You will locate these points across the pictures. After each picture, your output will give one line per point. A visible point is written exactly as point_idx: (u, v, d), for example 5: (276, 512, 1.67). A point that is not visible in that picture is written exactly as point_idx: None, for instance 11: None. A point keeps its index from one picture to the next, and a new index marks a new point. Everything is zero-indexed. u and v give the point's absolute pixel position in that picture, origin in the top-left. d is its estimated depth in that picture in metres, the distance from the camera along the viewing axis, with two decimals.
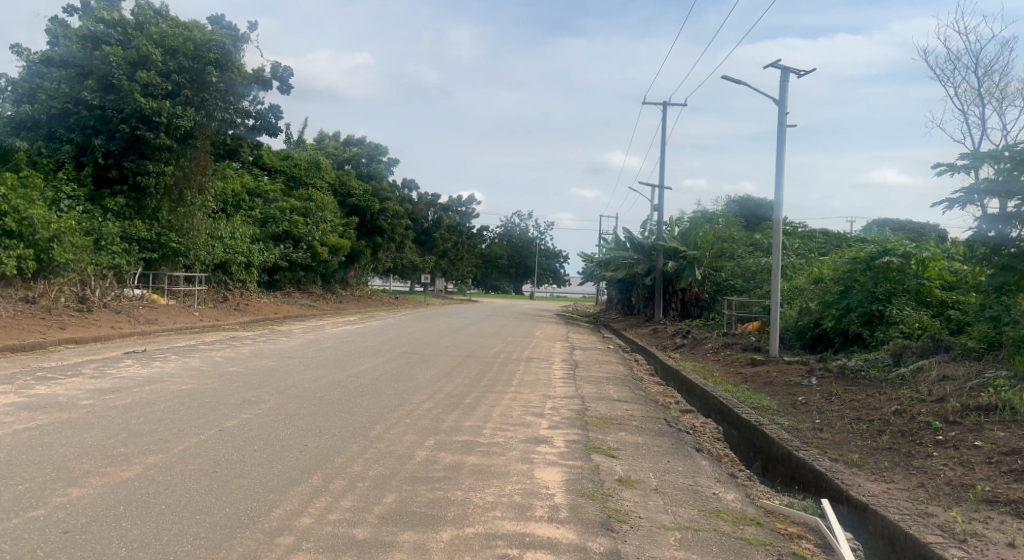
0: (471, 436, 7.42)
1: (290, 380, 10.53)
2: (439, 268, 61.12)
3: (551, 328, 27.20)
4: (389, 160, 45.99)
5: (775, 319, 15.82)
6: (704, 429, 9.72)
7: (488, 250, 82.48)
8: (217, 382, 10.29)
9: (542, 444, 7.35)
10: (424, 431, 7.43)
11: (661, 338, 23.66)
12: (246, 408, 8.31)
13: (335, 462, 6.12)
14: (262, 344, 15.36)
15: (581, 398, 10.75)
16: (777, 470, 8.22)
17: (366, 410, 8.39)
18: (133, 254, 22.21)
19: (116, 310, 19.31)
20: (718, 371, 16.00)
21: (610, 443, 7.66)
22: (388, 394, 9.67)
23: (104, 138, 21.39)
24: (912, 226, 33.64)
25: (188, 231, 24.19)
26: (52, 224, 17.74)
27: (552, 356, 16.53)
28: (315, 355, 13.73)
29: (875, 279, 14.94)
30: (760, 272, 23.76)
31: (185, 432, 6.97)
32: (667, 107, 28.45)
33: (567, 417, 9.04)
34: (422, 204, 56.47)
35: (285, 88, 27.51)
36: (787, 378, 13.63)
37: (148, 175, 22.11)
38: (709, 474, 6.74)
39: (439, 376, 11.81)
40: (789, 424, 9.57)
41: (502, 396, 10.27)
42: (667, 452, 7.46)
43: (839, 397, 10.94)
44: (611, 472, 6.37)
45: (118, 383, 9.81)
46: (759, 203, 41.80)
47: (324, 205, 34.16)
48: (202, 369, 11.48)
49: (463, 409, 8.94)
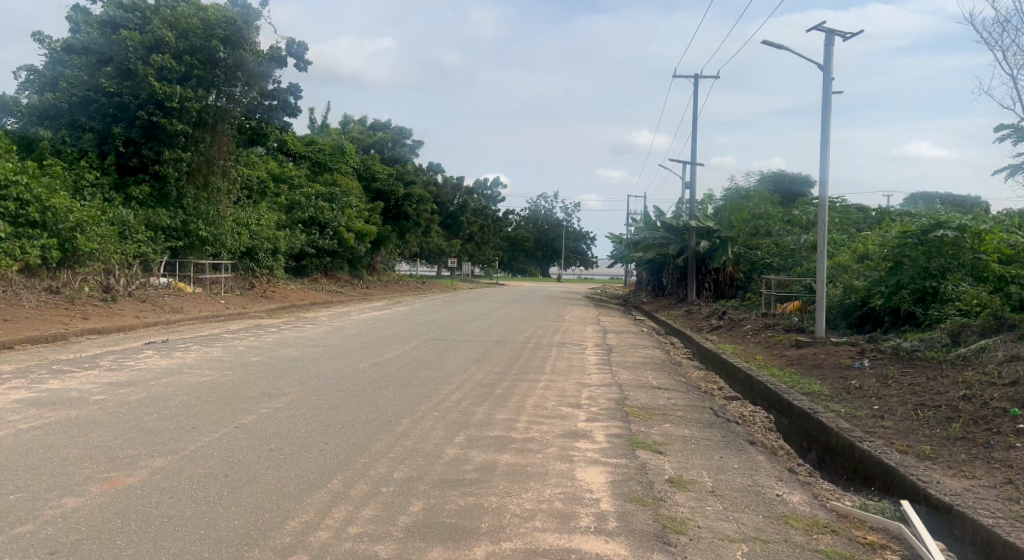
0: (504, 431, 6.86)
1: (313, 370, 10.01)
2: (466, 252, 60.54)
3: (582, 311, 26.52)
4: (414, 142, 45.44)
5: (819, 299, 15.17)
6: (753, 418, 9.17)
7: (515, 233, 81.79)
8: (237, 373, 9.81)
9: (581, 439, 6.79)
10: (453, 427, 6.90)
11: (695, 320, 22.91)
12: (265, 402, 7.80)
13: (357, 463, 5.58)
14: (287, 332, 14.88)
15: (619, 386, 10.14)
16: (837, 462, 7.75)
17: (392, 404, 7.85)
18: (159, 242, 21.92)
19: (142, 299, 18.91)
20: (760, 354, 15.33)
21: (655, 437, 7.09)
22: (415, 384, 9.11)
23: (124, 126, 21.09)
24: (953, 198, 32.55)
25: (214, 219, 23.86)
26: (73, 214, 17.41)
27: (585, 341, 15.91)
28: (339, 344, 13.21)
29: (928, 255, 14.26)
30: (800, 250, 22.95)
31: (198, 430, 6.47)
32: (698, 80, 27.54)
33: (605, 408, 8.45)
34: (448, 188, 55.91)
35: (302, 66, 27.09)
36: (836, 359, 13.11)
37: (168, 163, 21.79)
38: (767, 472, 6.16)
39: (468, 364, 11.25)
40: (846, 412, 9.15)
41: (536, 384, 9.69)
42: (718, 448, 6.89)
43: (896, 380, 10.44)
44: (661, 471, 5.83)
45: (134, 375, 9.34)
46: (793, 178, 40.74)
47: (349, 189, 33.73)
48: (223, 359, 10.99)
49: (493, 400, 8.37)
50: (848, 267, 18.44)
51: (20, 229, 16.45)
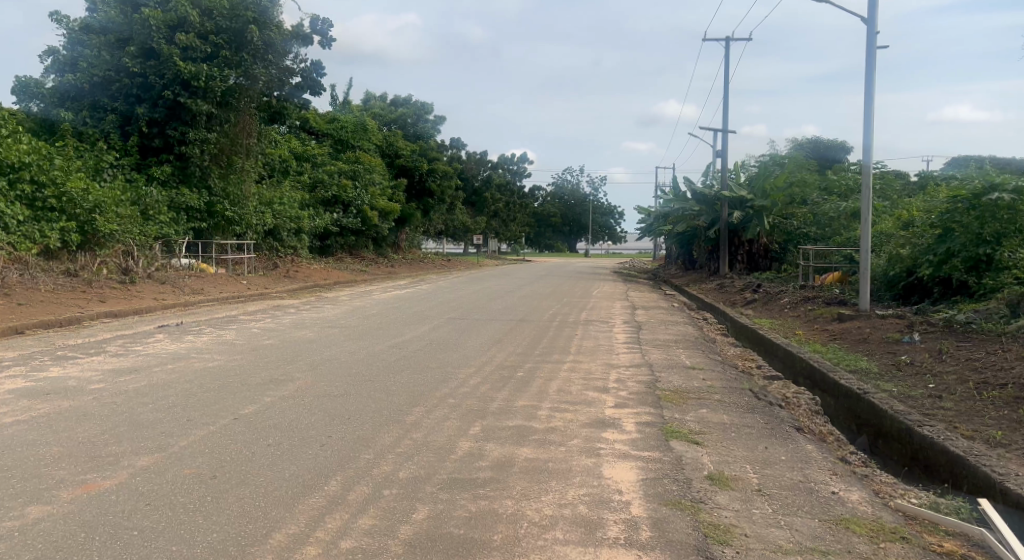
0: (523, 420, 6.31)
1: (326, 353, 9.45)
2: (492, 229, 59.78)
3: (610, 287, 25.76)
4: (436, 118, 44.78)
5: (865, 268, 14.45)
6: (796, 399, 8.60)
7: (541, 209, 80.89)
8: (248, 355, 9.28)
9: (609, 428, 6.22)
10: (468, 417, 6.35)
11: (728, 294, 22.08)
12: (270, 388, 7.25)
13: (359, 461, 5.03)
14: (304, 313, 14.29)
15: (649, 366, 9.53)
16: (891, 447, 7.51)
17: (405, 391, 7.29)
18: (182, 223, 21.50)
19: (162, 281, 18.19)
20: (801, 329, 14.59)
21: (691, 425, 6.53)
22: (432, 368, 8.55)
23: (148, 107, 20.63)
24: (994, 161, 31.44)
25: (239, 199, 23.58)
26: (93, 195, 16.99)
27: (613, 318, 15.22)
28: (358, 325, 12.64)
29: (982, 221, 13.78)
30: (838, 218, 22.20)
31: (193, 422, 5.94)
32: (730, 44, 26.65)
33: (636, 391, 7.86)
34: (472, 164, 55.13)
35: (326, 44, 26.60)
36: (883, 333, 12.68)
37: (194, 144, 21.37)
38: (820, 467, 5.60)
39: (490, 345, 10.67)
40: (898, 392, 8.89)
41: (561, 367, 9.08)
42: (761, 437, 6.31)
43: (951, 356, 10.36)
44: (698, 466, 5.30)
45: (139, 359, 8.82)
46: (827, 146, 39.57)
47: (373, 166, 33.22)
48: (236, 342, 10.39)
49: (513, 385, 7.79)
50: (892, 235, 17.88)
51: (39, 213, 16.09)
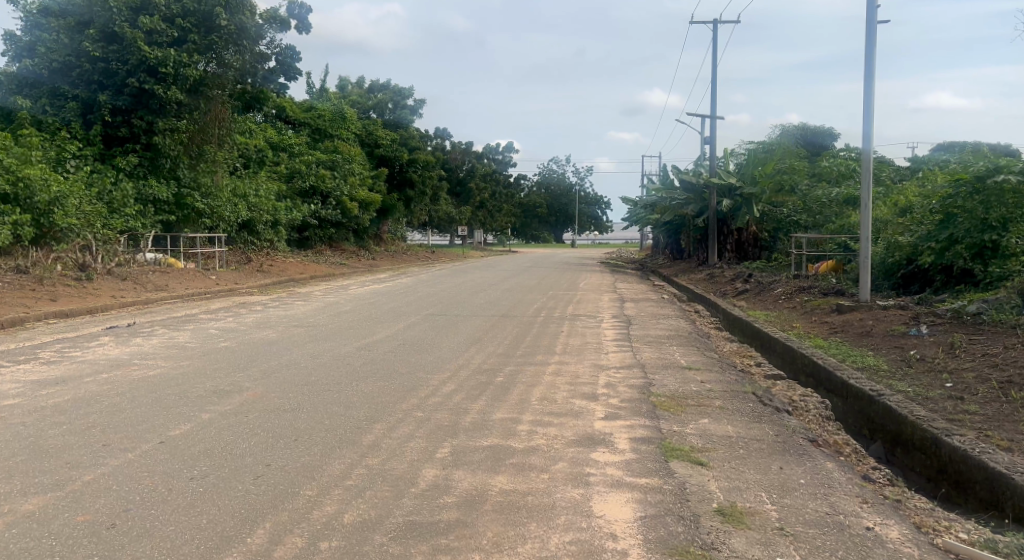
0: (500, 439, 5.44)
1: (285, 358, 8.53)
2: (477, 219, 58.73)
3: (597, 278, 24.95)
4: (416, 105, 43.74)
5: (865, 257, 13.71)
6: (804, 403, 7.82)
7: (527, 199, 79.80)
8: (197, 361, 8.34)
9: (599, 446, 5.38)
10: (436, 436, 5.48)
11: (719, 284, 21.27)
12: (211, 403, 6.33)
13: (296, 502, 4.17)
14: (271, 311, 13.27)
15: (642, 367, 8.68)
16: (913, 458, 6.78)
17: (365, 403, 6.39)
18: (149, 216, 20.45)
19: (123, 277, 16.93)
20: (799, 322, 13.79)
21: (693, 440, 5.71)
22: (400, 375, 7.66)
23: (111, 94, 19.59)
24: (984, 145, 30.93)
25: (210, 191, 22.49)
26: (52, 186, 15.94)
27: (601, 312, 14.33)
28: (327, 324, 11.71)
29: (987, 204, 13.07)
30: (831, 205, 21.50)
31: (108, 449, 5.03)
32: (717, 26, 25.88)
33: (629, 398, 7.02)
34: (456, 154, 54.13)
35: (303, 28, 25.56)
36: (888, 325, 11.93)
37: (162, 133, 20.26)
38: (847, 493, 4.82)
39: (467, 345, 9.78)
40: (914, 392, 8.14)
41: (544, 370, 8.20)
42: (773, 455, 5.50)
43: (964, 350, 9.64)
44: (706, 497, 4.49)
45: (72, 367, 7.83)
46: (814, 131, 38.90)
47: (352, 157, 32.19)
48: (188, 345, 9.41)
49: (491, 394, 6.92)
50: (891, 221, 17.16)
51: None
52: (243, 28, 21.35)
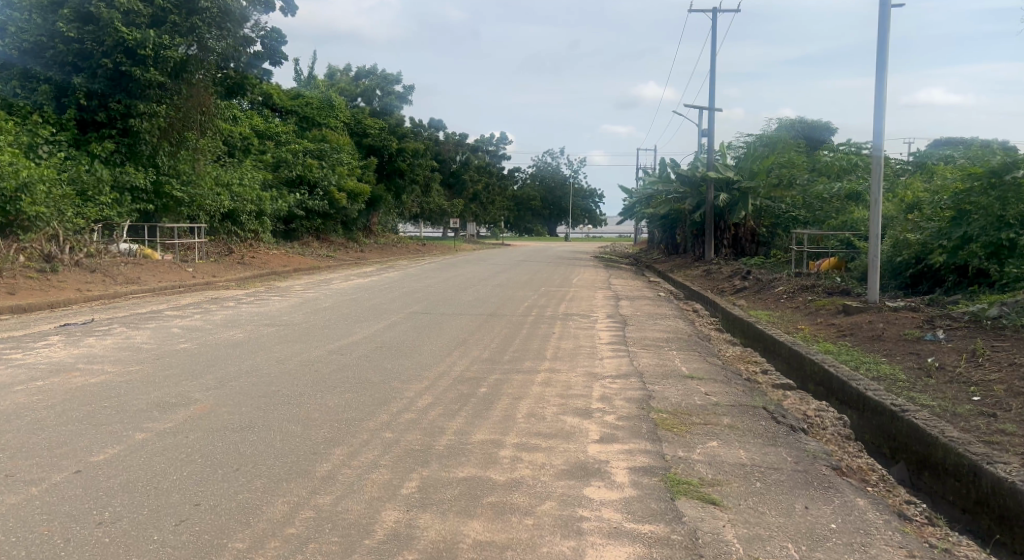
0: (479, 469, 4.66)
1: (247, 363, 7.70)
2: (469, 212, 57.81)
3: (591, 274, 24.11)
4: (405, 91, 43.12)
5: (874, 255, 12.97)
6: (820, 419, 7.07)
7: (520, 191, 78.83)
8: (149, 364, 7.50)
9: (595, 478, 4.62)
10: (406, 464, 4.69)
11: (715, 281, 20.49)
12: (150, 420, 5.50)
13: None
14: (242, 308, 12.40)
15: (639, 376, 7.90)
16: (949, 487, 6.06)
17: (328, 421, 5.58)
18: (125, 205, 19.43)
19: (92, 269, 16.10)
20: (804, 323, 13.05)
21: (703, 470, 4.95)
22: (372, 385, 6.85)
23: (87, 77, 18.66)
24: (985, 140, 30.23)
25: (191, 178, 21.47)
26: (20, 171, 14.79)
27: (596, 311, 13.52)
28: (302, 323, 10.86)
29: (1002, 201, 12.34)
30: (832, 200, 20.76)
31: (10, 481, 4.20)
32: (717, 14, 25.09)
33: (628, 414, 6.25)
34: (449, 146, 53.42)
35: (289, 11, 24.59)
36: (899, 329, 11.18)
37: (141, 117, 19.29)
38: (889, 544, 4.08)
39: (451, 349, 8.99)
40: (939, 407, 7.42)
41: (533, 379, 7.42)
42: (795, 491, 4.76)
43: (988, 359, 8.92)
44: (723, 551, 3.75)
45: (5, 374, 6.97)
46: (811, 125, 38.23)
47: (340, 146, 31.30)
48: (144, 347, 8.55)
49: (472, 409, 6.13)
50: (896, 218, 16.45)
51: None
52: (226, 10, 20.40)
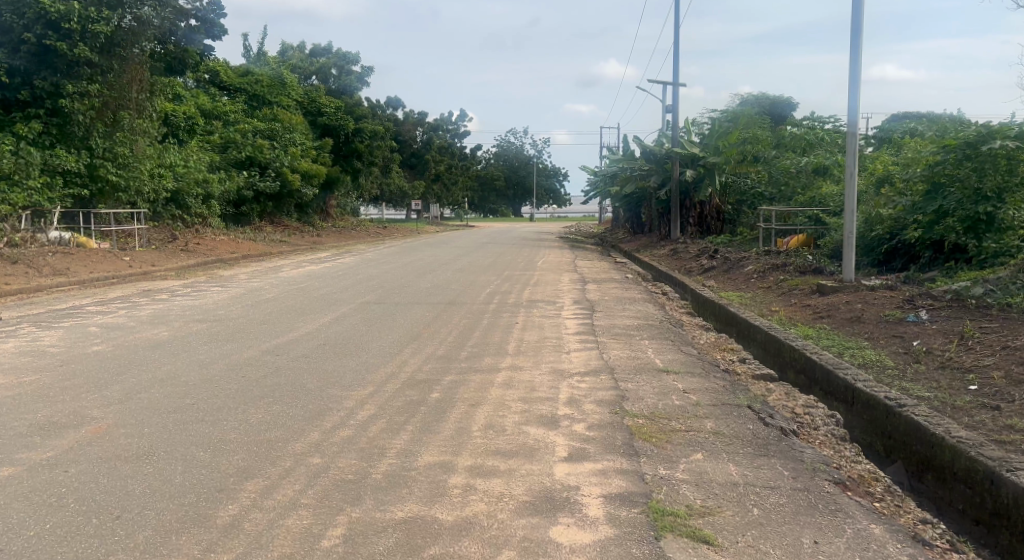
0: (422, 505, 3.83)
1: (166, 368, 6.76)
2: (433, 193, 56.48)
3: (556, 256, 23.22)
4: (362, 70, 41.77)
5: (848, 232, 12.33)
6: (809, 418, 6.33)
7: (484, 171, 77.77)
8: (48, 373, 6.49)
9: (563, 512, 3.83)
10: (333, 502, 3.84)
11: (683, 261, 19.77)
12: (25, 449, 4.55)
13: None
14: (174, 301, 11.34)
15: (610, 372, 7.13)
16: (958, 493, 5.36)
17: (247, 444, 4.70)
18: (57, 189, 17.92)
19: (14, 260, 14.74)
20: (778, 304, 12.39)
21: (691, 495, 4.17)
22: (306, 394, 5.95)
23: (6, 53, 17.34)
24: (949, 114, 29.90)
25: (128, 164, 19.69)
26: None
27: (560, 297, 12.71)
28: (238, 317, 9.89)
29: (980, 172, 11.73)
30: (799, 175, 20.14)
31: None
32: None
33: (600, 422, 5.45)
34: (409, 125, 52.17)
35: None
36: (878, 309, 10.53)
37: (72, 97, 17.95)
38: None
39: (401, 345, 8.10)
40: (938, 399, 6.72)
41: (492, 380, 6.60)
42: (800, 518, 4.00)
43: (977, 343, 8.27)
44: None
45: None
46: (773, 101, 37.72)
47: (292, 125, 29.98)
48: (50, 350, 7.53)
49: (420, 422, 5.27)
50: (866, 193, 15.84)
51: None
52: None
